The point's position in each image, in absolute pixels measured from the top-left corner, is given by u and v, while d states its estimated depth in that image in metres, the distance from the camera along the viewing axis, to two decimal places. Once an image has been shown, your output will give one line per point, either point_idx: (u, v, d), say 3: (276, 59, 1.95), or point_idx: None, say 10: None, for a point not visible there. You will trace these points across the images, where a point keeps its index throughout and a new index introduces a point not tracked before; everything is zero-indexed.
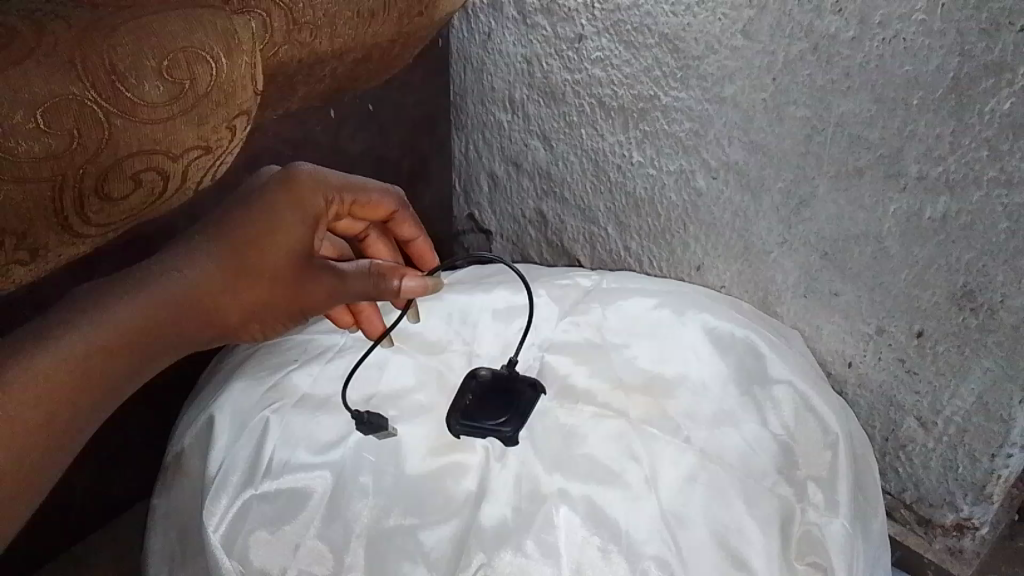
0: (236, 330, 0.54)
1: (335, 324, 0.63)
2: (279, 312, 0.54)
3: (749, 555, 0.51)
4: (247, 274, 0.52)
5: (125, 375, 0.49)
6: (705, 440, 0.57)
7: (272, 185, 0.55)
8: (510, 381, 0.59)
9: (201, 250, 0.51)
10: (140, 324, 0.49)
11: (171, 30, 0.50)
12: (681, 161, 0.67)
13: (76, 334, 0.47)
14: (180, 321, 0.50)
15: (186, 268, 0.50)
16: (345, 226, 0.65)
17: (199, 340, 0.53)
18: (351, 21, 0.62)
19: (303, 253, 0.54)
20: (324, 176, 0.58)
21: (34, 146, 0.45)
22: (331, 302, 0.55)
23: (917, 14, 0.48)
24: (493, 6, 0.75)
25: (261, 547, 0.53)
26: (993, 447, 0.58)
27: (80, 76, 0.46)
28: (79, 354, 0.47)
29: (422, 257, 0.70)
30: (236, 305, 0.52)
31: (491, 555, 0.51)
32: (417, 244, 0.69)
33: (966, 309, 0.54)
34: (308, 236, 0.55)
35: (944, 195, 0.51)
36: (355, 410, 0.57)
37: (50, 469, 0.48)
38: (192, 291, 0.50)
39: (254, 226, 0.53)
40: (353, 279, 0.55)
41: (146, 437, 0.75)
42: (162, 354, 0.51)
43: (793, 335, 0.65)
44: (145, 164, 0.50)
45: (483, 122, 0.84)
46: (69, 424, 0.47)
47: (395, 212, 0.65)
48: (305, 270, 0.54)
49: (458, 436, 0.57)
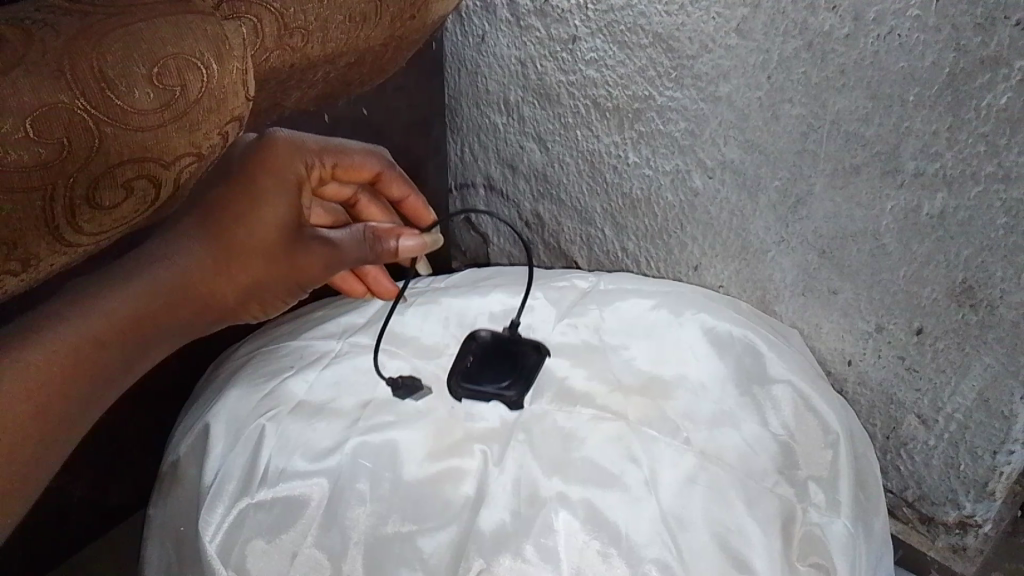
0: (236, 309, 0.53)
1: (351, 293, 0.68)
2: (277, 287, 0.54)
3: (751, 556, 0.51)
4: (242, 252, 0.51)
5: (120, 364, 0.49)
6: (704, 441, 0.56)
7: (253, 159, 0.54)
8: (510, 343, 0.63)
9: (190, 231, 0.50)
10: (134, 309, 0.48)
11: (161, 37, 0.50)
12: (677, 161, 0.66)
13: (68, 324, 0.46)
14: (176, 306, 0.50)
15: (177, 251, 0.50)
16: (333, 193, 0.66)
17: (197, 323, 0.52)
18: (343, 25, 0.62)
19: (294, 224, 0.54)
20: (304, 143, 0.57)
21: (24, 155, 0.45)
22: (328, 271, 0.56)
23: (911, 10, 0.47)
24: (486, 9, 0.75)
25: (258, 557, 0.53)
26: (995, 443, 0.57)
27: (69, 84, 0.46)
28: (71, 343, 0.46)
29: (416, 214, 0.70)
30: (232, 284, 0.52)
31: (490, 559, 0.51)
32: (408, 201, 0.69)
33: (966, 306, 0.54)
34: (295, 204, 0.54)
35: (941, 191, 0.51)
36: (389, 378, 0.61)
37: (45, 464, 0.47)
38: (185, 274, 0.50)
39: (240, 201, 0.51)
40: (348, 247, 0.56)
41: (144, 445, 0.75)
42: (160, 338, 0.51)
43: (791, 333, 0.64)
44: (136, 172, 0.50)
45: (479, 125, 0.84)
46: (61, 424, 0.47)
47: (381, 174, 0.65)
48: (298, 242, 0.54)
49: (460, 400, 0.61)
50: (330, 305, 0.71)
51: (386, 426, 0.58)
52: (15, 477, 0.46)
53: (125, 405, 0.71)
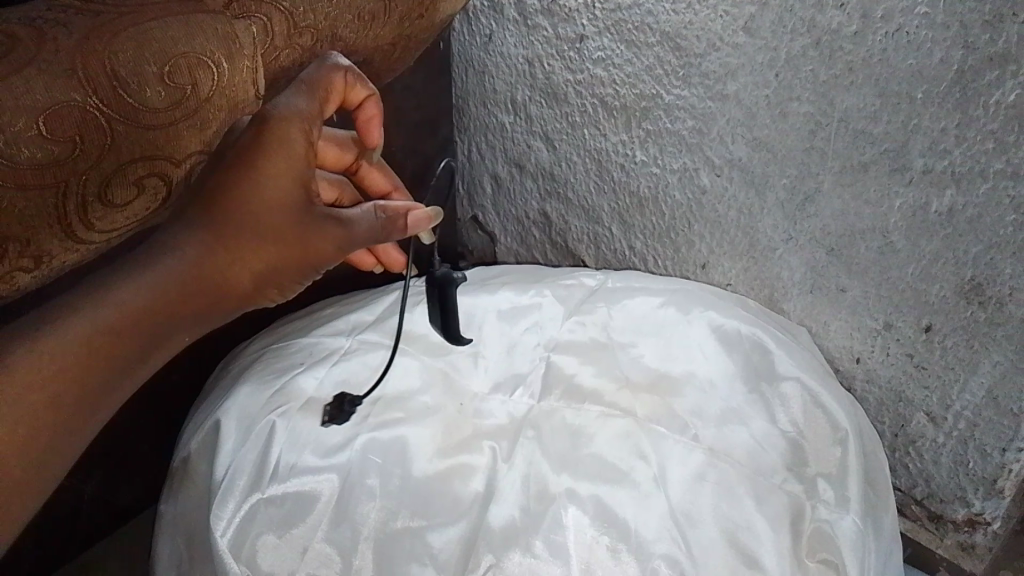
0: (253, 295, 0.51)
1: (361, 266, 0.72)
2: (293, 271, 0.52)
3: (760, 553, 0.51)
4: (251, 236, 0.49)
5: (136, 354, 0.48)
6: (713, 438, 0.57)
7: (250, 139, 0.50)
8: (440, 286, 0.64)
9: (197, 218, 0.48)
10: (146, 300, 0.47)
11: (172, 35, 0.51)
12: (685, 160, 0.66)
13: (81, 316, 0.46)
14: (189, 296, 0.48)
15: (186, 240, 0.48)
16: (333, 160, 0.65)
17: (217, 315, 0.51)
18: (351, 25, 0.62)
19: (303, 206, 0.51)
20: (296, 107, 0.51)
21: (36, 153, 0.47)
22: (342, 251, 0.53)
23: (919, 7, 0.47)
24: (493, 9, 0.75)
25: (269, 552, 0.53)
26: (1004, 441, 0.57)
27: (81, 83, 0.47)
28: (84, 334, 0.46)
29: (367, 128, 0.60)
30: (246, 271, 0.50)
31: (499, 555, 0.51)
32: (366, 109, 0.59)
33: (975, 302, 0.54)
34: (303, 184, 0.51)
35: (950, 188, 0.51)
36: (330, 406, 0.59)
37: (59, 460, 0.47)
38: (197, 263, 0.48)
39: (245, 186, 0.49)
40: (358, 224, 0.54)
41: (154, 444, 0.75)
42: (176, 330, 0.49)
43: (799, 332, 0.64)
44: (148, 170, 0.52)
45: (486, 124, 0.84)
46: (75, 415, 0.47)
47: (349, 80, 0.56)
48: (309, 222, 0.51)
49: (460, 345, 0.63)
50: (338, 304, 0.71)
51: (396, 422, 0.59)
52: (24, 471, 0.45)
53: (133, 405, 0.71)
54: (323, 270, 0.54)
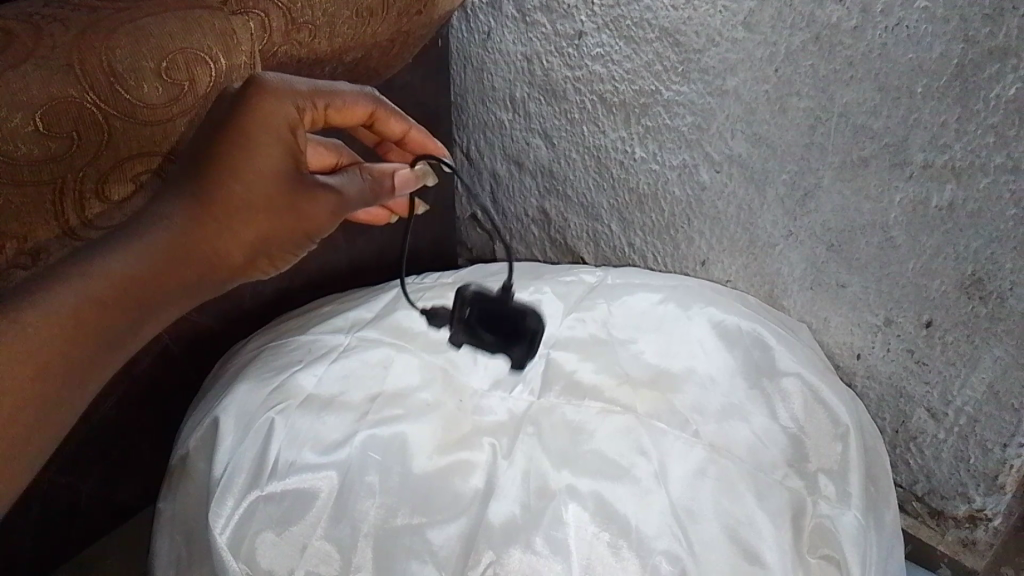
0: (245, 266, 0.51)
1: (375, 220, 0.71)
2: (285, 240, 0.52)
3: (760, 548, 0.50)
4: (242, 206, 0.49)
5: (125, 328, 0.47)
6: (714, 434, 0.56)
7: (238, 109, 0.50)
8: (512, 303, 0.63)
9: (185, 189, 0.48)
10: (136, 270, 0.46)
11: (170, 31, 0.51)
12: (683, 156, 0.66)
13: (69, 286, 0.44)
14: (179, 265, 0.47)
15: (176, 210, 0.47)
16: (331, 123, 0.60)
17: (208, 287, 0.50)
18: (351, 20, 0.62)
19: (292, 174, 0.51)
20: (289, 84, 0.52)
21: (35, 149, 0.47)
22: (336, 217, 0.54)
23: (918, 1, 0.47)
24: (491, 5, 0.75)
25: (268, 548, 0.53)
26: (1005, 436, 0.57)
27: (79, 78, 0.47)
28: (71, 306, 0.44)
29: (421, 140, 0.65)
30: (238, 242, 0.49)
31: (500, 552, 0.51)
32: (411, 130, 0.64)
33: (975, 298, 0.54)
34: (291, 153, 0.51)
35: (950, 182, 0.51)
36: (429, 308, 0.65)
37: (49, 430, 0.45)
38: (186, 232, 0.47)
39: (234, 156, 0.49)
40: (350, 188, 0.54)
41: (152, 442, 0.75)
42: (167, 302, 0.48)
43: (800, 329, 0.64)
44: (144, 165, 0.53)
45: (484, 121, 0.84)
46: (64, 389, 0.45)
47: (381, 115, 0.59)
48: (302, 191, 0.51)
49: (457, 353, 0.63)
50: (337, 301, 0.71)
51: (395, 419, 0.58)
52: (19, 438, 0.43)
53: (133, 405, 0.71)
54: (317, 241, 0.54)
